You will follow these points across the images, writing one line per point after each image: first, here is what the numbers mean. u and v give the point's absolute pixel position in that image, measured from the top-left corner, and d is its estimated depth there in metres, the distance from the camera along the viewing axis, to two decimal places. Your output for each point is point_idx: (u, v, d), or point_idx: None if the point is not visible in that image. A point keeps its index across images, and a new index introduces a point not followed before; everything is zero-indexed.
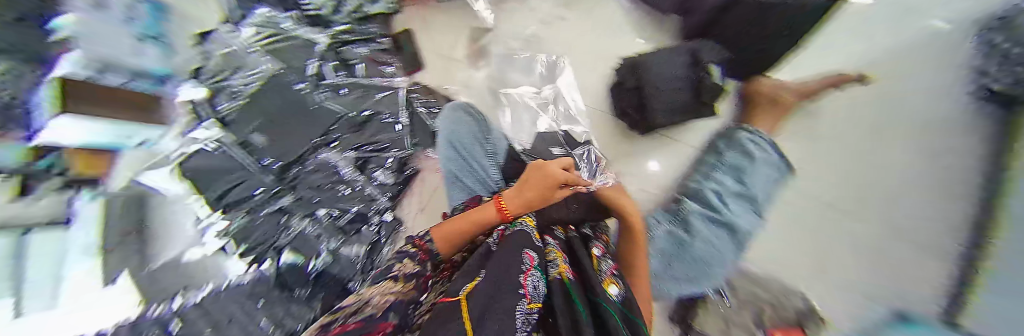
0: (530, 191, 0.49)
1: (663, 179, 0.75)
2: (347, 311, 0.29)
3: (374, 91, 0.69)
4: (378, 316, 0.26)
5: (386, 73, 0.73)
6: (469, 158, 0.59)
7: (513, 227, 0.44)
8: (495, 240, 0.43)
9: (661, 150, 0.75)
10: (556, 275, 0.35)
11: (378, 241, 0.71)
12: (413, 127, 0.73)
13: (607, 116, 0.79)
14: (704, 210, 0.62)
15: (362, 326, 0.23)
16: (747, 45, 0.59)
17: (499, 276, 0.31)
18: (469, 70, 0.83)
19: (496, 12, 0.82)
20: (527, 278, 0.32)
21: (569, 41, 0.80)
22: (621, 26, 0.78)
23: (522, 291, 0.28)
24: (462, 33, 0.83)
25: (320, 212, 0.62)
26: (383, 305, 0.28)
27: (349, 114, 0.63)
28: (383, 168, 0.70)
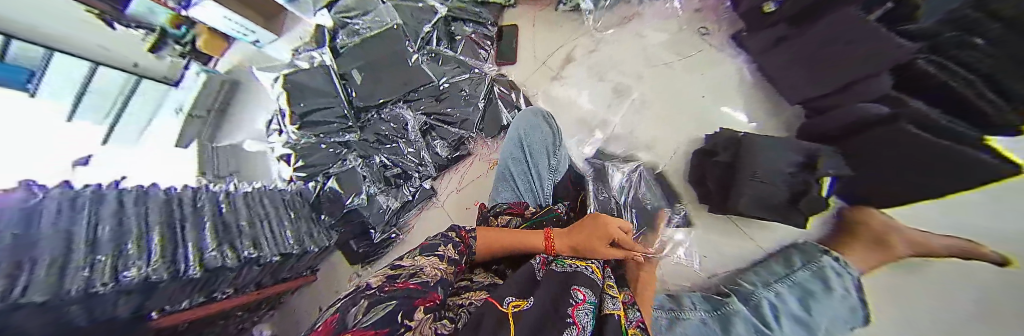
0: (580, 234, 0.42)
1: (714, 265, 0.64)
2: (405, 271, 0.30)
3: (465, 71, 0.70)
4: (428, 285, 0.26)
5: (480, 57, 0.74)
6: (529, 165, 0.56)
7: (558, 259, 0.36)
8: (539, 262, 0.35)
9: (726, 237, 0.65)
10: (611, 312, 0.29)
11: (411, 202, 0.71)
12: (485, 113, 0.71)
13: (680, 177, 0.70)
14: (752, 318, 0.47)
15: (418, 289, 0.25)
16: (889, 173, 0.48)
17: (545, 301, 0.25)
18: (554, 81, 0.80)
19: (604, 35, 0.79)
20: (576, 310, 0.25)
21: (668, 89, 0.74)
22: (734, 94, 0.70)
23: (570, 322, 0.23)
24: (563, 43, 0.82)
25: (375, 158, 0.65)
26: (433, 276, 0.28)
27: (436, 83, 0.65)
28: (443, 141, 0.70)
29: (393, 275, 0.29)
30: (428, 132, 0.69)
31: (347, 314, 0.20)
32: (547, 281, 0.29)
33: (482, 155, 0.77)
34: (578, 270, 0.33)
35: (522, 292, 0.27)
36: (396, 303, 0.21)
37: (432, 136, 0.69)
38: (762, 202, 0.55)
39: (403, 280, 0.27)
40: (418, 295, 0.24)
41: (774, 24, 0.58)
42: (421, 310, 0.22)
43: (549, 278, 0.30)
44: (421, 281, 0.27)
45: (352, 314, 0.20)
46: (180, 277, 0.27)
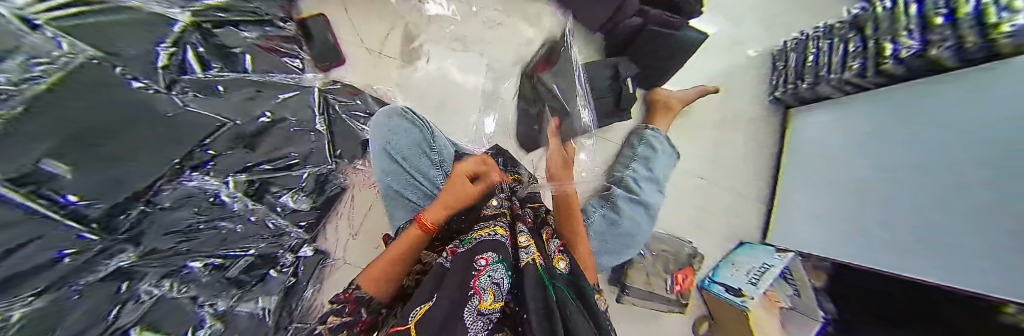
0: (452, 195, 0.47)
1: (599, 171, 0.77)
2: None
3: (273, 92, 0.48)
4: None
5: (291, 66, 0.58)
6: (409, 166, 0.52)
7: (469, 242, 0.42)
8: (448, 257, 0.41)
9: (599, 148, 0.79)
10: (530, 260, 0.39)
11: (295, 284, 0.57)
12: (335, 135, 0.60)
13: None
14: (628, 194, 0.64)
15: None
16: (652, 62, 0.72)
17: (456, 271, 0.36)
18: (404, 70, 0.82)
19: (424, 10, 0.83)
20: (480, 280, 0.34)
21: (500, 43, 0.84)
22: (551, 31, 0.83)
23: (475, 295, 0.32)
24: (390, 30, 0.83)
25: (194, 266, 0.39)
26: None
27: (238, 122, 0.37)
28: (297, 191, 0.55)
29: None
30: None
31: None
32: (455, 265, 0.37)
33: (360, 184, 0.78)
34: (491, 241, 0.41)
35: (432, 291, 0.34)
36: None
37: (275, 193, 0.49)
38: (602, 111, 0.70)
39: None
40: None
41: None
42: None
43: (455, 264, 0.38)
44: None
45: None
46: None
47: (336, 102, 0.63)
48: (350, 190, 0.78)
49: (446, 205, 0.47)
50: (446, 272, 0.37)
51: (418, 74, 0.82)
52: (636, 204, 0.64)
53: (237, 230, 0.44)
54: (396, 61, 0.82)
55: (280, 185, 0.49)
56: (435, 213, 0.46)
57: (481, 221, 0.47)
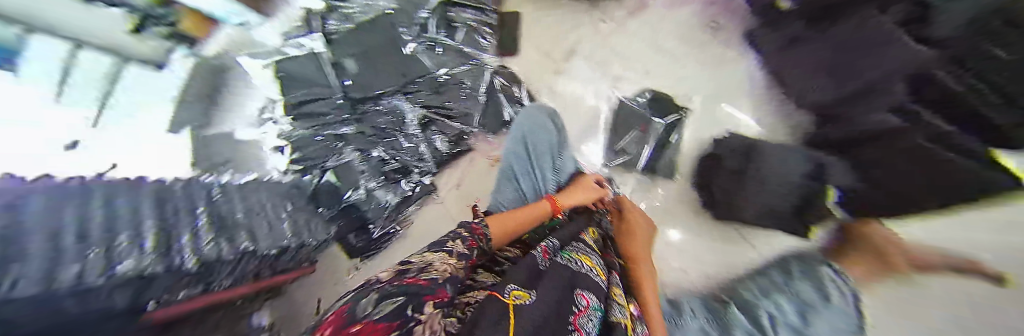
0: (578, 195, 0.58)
1: (711, 264, 0.75)
2: (414, 265, 0.32)
3: (460, 62, 0.80)
4: (437, 282, 0.29)
5: (481, 47, 0.85)
6: (534, 161, 0.58)
7: (566, 257, 0.41)
8: (541, 256, 0.40)
9: (731, 243, 0.74)
10: (619, 322, 0.34)
11: (410, 195, 0.84)
12: (487, 108, 0.80)
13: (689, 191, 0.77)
14: (746, 323, 0.56)
15: (426, 285, 0.28)
16: None
17: (556, 283, 0.33)
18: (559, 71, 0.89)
19: (610, 27, 0.87)
20: (578, 318, 0.30)
21: (663, 82, 0.81)
22: (736, 93, 0.76)
23: (573, 326, 0.28)
24: (567, 33, 0.90)
25: None
26: (444, 273, 0.31)
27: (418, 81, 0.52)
28: (443, 135, 0.81)
29: (402, 269, 0.31)
30: (429, 124, 0.80)
31: (358, 305, 0.24)
32: (556, 277, 0.35)
33: (482, 152, 0.87)
34: (589, 277, 0.39)
35: (529, 283, 0.33)
36: (403, 299, 0.25)
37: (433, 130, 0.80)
38: (768, 210, 0.58)
39: (411, 276, 0.29)
40: (427, 292, 0.27)
41: (787, 25, 0.59)
42: (431, 305, 0.25)
43: (556, 274, 0.35)
44: (430, 278, 0.29)
45: (363, 306, 0.23)
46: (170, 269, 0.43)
47: (500, 84, 0.81)
48: (474, 151, 0.87)
49: (570, 199, 0.57)
50: (543, 275, 0.35)
51: (570, 85, 0.88)
52: None
53: None
54: (557, 63, 0.89)
55: (437, 126, 0.79)
56: (568, 201, 0.56)
57: (574, 241, 0.48)
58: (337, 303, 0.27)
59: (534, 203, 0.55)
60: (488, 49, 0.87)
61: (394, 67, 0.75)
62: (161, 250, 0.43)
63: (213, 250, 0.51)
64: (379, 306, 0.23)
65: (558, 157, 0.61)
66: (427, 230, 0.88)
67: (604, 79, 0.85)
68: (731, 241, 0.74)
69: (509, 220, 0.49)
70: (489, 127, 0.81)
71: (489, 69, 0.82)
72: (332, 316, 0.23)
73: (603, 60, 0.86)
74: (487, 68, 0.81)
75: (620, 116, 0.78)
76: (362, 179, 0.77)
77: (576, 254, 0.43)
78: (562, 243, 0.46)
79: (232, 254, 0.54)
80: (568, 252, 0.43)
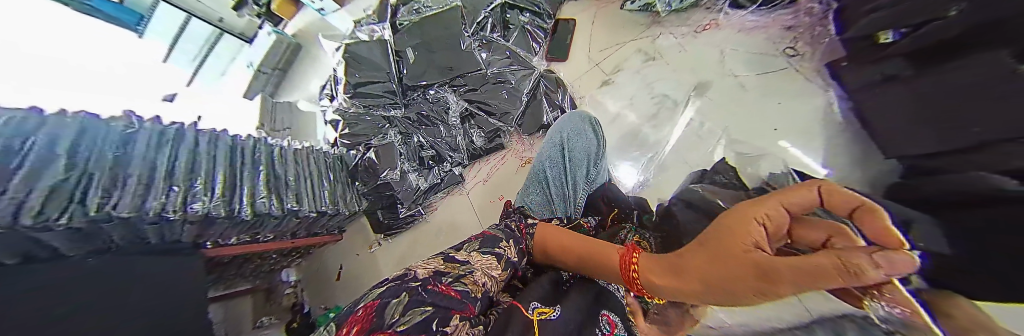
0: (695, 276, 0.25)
1: None
2: (453, 269, 0.32)
3: (511, 62, 0.81)
4: (468, 295, 0.28)
5: (533, 49, 0.86)
6: (569, 166, 0.57)
7: (589, 274, 0.39)
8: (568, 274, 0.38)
9: None
10: None
11: (439, 184, 0.86)
12: (527, 111, 0.81)
13: None
14: None
15: (457, 298, 0.27)
16: None
17: (580, 304, 0.31)
18: (606, 83, 0.87)
19: (668, 43, 0.84)
20: None
21: (720, 104, 0.76)
22: (810, 127, 0.68)
23: None
24: (620, 44, 0.88)
25: None
26: (479, 286, 0.31)
27: (455, 109, 0.81)
28: (480, 131, 0.83)
29: (439, 271, 0.32)
30: (469, 118, 0.82)
31: (387, 307, 0.24)
32: (579, 298, 0.32)
33: (515, 152, 0.87)
34: (614, 297, 0.35)
35: (553, 300, 0.31)
36: (430, 311, 0.24)
37: (472, 124, 0.82)
38: None
39: (447, 282, 0.29)
40: (455, 305, 0.26)
41: (884, 58, 0.52)
42: (456, 318, 0.25)
43: (581, 295, 0.33)
44: (462, 288, 0.29)
45: (391, 311, 0.24)
46: (234, 214, 0.48)
47: (546, 87, 0.81)
48: (507, 151, 0.87)
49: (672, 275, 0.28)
50: (565, 294, 0.33)
51: (616, 100, 0.86)
52: None
53: None
54: (605, 74, 0.88)
55: (477, 121, 0.82)
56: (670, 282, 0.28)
57: None
58: (372, 291, 0.29)
59: (602, 242, 0.40)
60: (538, 53, 0.87)
61: (447, 61, 0.78)
62: (228, 196, 0.49)
63: (267, 204, 0.54)
64: (404, 315, 0.23)
65: (594, 166, 0.58)
66: (449, 220, 0.89)
67: (654, 97, 0.82)
68: None
69: (554, 235, 0.43)
70: (526, 128, 0.81)
71: (536, 72, 0.81)
72: (360, 312, 0.25)
73: (655, 76, 0.83)
74: (536, 71, 0.81)
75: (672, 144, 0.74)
76: (399, 160, 0.82)
77: None
78: None
79: (280, 212, 0.56)
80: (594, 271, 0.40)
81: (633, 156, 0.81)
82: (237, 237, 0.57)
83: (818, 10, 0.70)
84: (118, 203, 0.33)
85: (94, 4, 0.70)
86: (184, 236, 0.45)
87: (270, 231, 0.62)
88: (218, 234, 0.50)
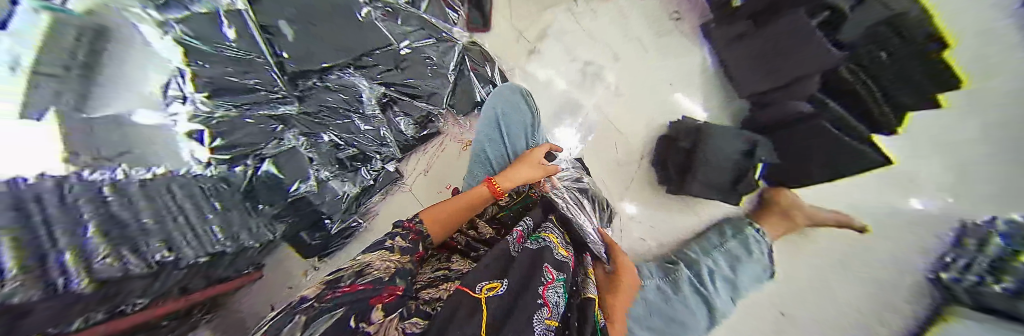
0: (524, 166, 0.53)
1: (661, 230, 0.83)
2: (350, 270, 0.32)
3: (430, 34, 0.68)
4: (381, 281, 0.29)
5: (448, 17, 0.75)
6: (507, 142, 0.58)
7: (536, 240, 0.40)
8: (515, 242, 0.38)
9: (675, 213, 0.82)
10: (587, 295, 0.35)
11: (371, 185, 0.76)
12: (456, 90, 0.75)
13: (648, 167, 0.83)
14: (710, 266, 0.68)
15: (370, 289, 0.27)
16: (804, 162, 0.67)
17: (521, 266, 0.33)
18: (531, 54, 0.85)
19: (589, 5, 0.83)
20: (546, 291, 0.31)
21: (632, 67, 0.83)
22: (693, 76, 0.81)
23: (541, 302, 0.29)
24: (539, 9, 0.85)
25: (293, 134, 0.58)
26: (387, 271, 0.31)
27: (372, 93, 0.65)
28: (405, 116, 0.73)
29: (336, 280, 0.31)
30: (389, 105, 0.70)
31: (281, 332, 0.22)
32: (523, 260, 0.35)
33: (453, 135, 0.85)
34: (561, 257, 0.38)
35: (498, 271, 0.32)
36: (343, 311, 0.24)
37: (393, 111, 0.71)
38: (710, 185, 0.70)
39: (349, 284, 0.29)
40: (374, 294, 0.27)
41: (734, 22, 0.69)
42: (379, 308, 0.25)
43: (520, 255, 0.36)
44: (370, 280, 0.29)
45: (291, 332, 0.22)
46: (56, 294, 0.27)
47: (469, 63, 0.76)
48: (443, 137, 0.84)
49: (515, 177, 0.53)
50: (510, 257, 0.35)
51: (544, 69, 0.85)
52: (726, 283, 0.66)
53: (347, 125, 0.65)
54: (528, 42, 0.84)
55: (399, 108, 0.71)
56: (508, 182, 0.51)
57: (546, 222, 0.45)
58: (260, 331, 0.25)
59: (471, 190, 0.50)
60: (456, 22, 0.78)
61: (330, 36, 0.50)
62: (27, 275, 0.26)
63: (112, 268, 0.33)
64: (313, 325, 0.22)
65: None
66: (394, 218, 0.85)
67: (576, 65, 0.84)
68: (683, 211, 0.82)
69: (438, 214, 0.46)
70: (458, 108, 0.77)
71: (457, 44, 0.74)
72: None
73: (576, 34, 0.84)
74: (457, 44, 0.72)
75: (607, 114, 0.83)
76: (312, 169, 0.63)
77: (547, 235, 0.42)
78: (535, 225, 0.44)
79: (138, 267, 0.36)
80: (538, 236, 0.41)
81: (565, 123, 0.84)
82: (98, 314, 0.34)
83: None
84: None
85: None
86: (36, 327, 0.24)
87: (143, 293, 0.41)
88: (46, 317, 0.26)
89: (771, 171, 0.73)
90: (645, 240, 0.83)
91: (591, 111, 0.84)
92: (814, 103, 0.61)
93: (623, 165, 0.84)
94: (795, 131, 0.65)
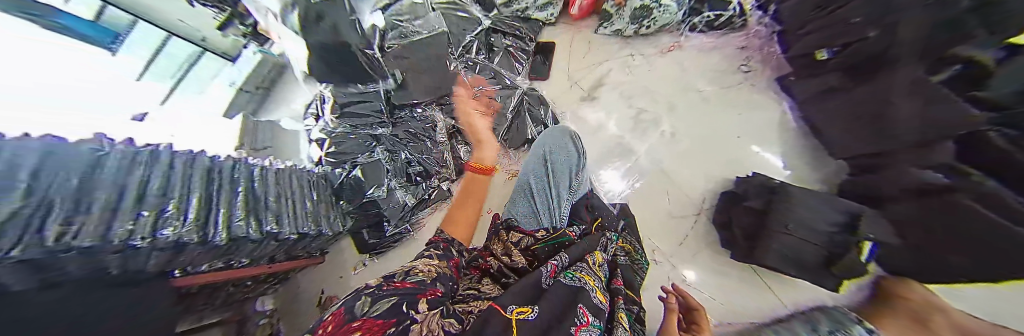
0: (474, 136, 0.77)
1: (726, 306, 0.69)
2: (399, 271, 0.34)
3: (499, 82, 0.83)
4: (423, 283, 0.32)
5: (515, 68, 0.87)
6: (551, 178, 0.61)
7: (569, 276, 0.37)
8: (548, 273, 0.37)
9: (745, 286, 0.69)
10: None
11: (426, 200, 0.83)
12: (512, 126, 0.82)
13: (707, 225, 0.74)
14: None
15: (414, 287, 0.30)
16: (952, 255, 0.50)
17: (559, 301, 0.31)
18: (587, 101, 0.89)
19: (647, 61, 0.87)
20: (579, 331, 0.29)
21: (692, 120, 0.80)
22: (767, 135, 0.75)
23: None
24: (598, 63, 0.91)
25: (377, 150, 0.75)
26: (429, 275, 0.34)
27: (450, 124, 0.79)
28: (467, 146, 0.82)
29: (387, 275, 0.33)
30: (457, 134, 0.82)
31: (353, 307, 0.26)
32: (554, 291, 0.33)
33: (502, 166, 0.88)
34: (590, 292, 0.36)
35: (528, 297, 0.32)
36: (396, 299, 0.27)
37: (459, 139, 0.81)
38: (793, 261, 0.58)
39: (400, 281, 0.31)
40: (417, 292, 0.29)
41: (823, 73, 0.64)
42: (423, 302, 0.28)
43: (555, 289, 0.34)
44: (417, 280, 0.32)
45: (357, 306, 0.26)
46: (206, 241, 0.37)
47: (528, 104, 0.83)
48: (494, 165, 0.89)
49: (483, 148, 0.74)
50: (539, 287, 0.34)
51: (595, 114, 0.87)
52: None
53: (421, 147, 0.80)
54: (584, 91, 0.90)
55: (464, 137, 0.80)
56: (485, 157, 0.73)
57: (580, 261, 0.43)
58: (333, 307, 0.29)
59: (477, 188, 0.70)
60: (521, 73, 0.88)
61: (433, 82, 0.75)
62: (202, 219, 0.38)
63: (245, 227, 0.45)
64: (371, 306, 0.26)
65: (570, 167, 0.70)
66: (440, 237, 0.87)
67: (629, 111, 0.85)
68: (756, 286, 0.68)
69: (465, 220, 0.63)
70: (511, 142, 0.83)
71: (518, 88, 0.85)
72: (328, 317, 0.26)
73: (632, 86, 0.87)
74: (519, 89, 0.83)
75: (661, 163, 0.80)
76: (385, 178, 0.75)
77: (583, 275, 0.39)
78: (567, 261, 0.42)
79: (259, 235, 0.46)
80: (570, 271, 0.39)
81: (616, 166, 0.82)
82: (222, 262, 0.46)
83: (762, 33, 0.79)
84: (79, 223, 0.23)
85: (67, 23, 0.37)
86: (149, 267, 0.31)
87: (247, 255, 0.51)
88: (189, 259, 0.38)
89: (889, 256, 0.58)
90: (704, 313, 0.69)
91: (644, 158, 0.81)
92: (953, 175, 0.48)
93: (678, 221, 0.76)
94: (926, 206, 0.50)
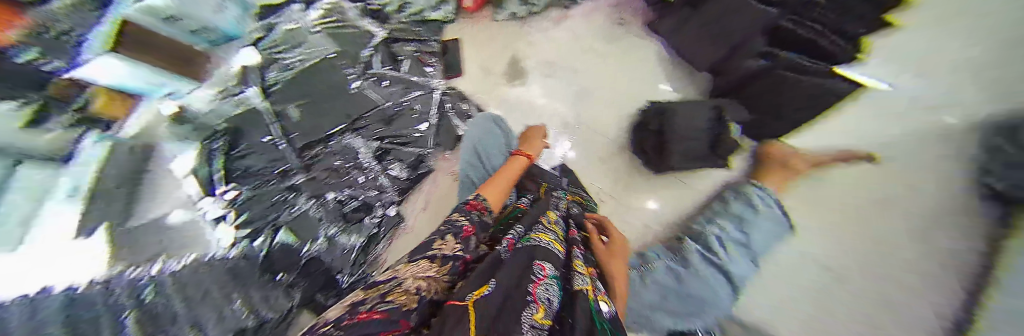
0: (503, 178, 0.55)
1: (666, 216, 0.81)
2: (373, 293, 0.23)
3: (413, 90, 0.81)
4: (398, 312, 0.20)
5: (426, 73, 0.86)
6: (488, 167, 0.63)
7: (527, 241, 0.39)
8: (506, 249, 0.38)
9: (674, 193, 0.82)
10: (581, 289, 0.33)
11: (377, 234, 0.78)
12: (439, 128, 0.82)
13: (631, 157, 0.85)
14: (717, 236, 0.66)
15: (387, 317, 0.18)
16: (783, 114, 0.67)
17: (512, 269, 0.32)
18: (505, 84, 0.93)
19: (545, 34, 0.94)
20: (537, 288, 0.29)
21: (595, 74, 0.90)
22: (653, 69, 0.88)
23: (531, 300, 0.27)
24: (504, 48, 0.95)
25: (327, 195, 0.70)
26: (410, 299, 0.22)
27: (372, 146, 0.74)
28: (400, 162, 0.78)
29: (351, 305, 0.21)
30: (384, 156, 0.75)
31: None
32: (510, 263, 0.33)
33: (444, 170, 0.87)
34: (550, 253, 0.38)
35: (486, 277, 0.31)
36: None
37: (388, 159, 0.76)
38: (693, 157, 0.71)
39: (366, 310, 0.19)
40: (386, 325, 0.16)
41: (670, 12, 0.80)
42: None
43: (513, 260, 0.34)
44: (390, 308, 0.20)
45: None
46: None
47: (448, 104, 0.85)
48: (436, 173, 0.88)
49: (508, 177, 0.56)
50: (501, 263, 0.34)
51: (516, 94, 0.92)
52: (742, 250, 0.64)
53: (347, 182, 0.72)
54: (500, 75, 0.94)
55: (393, 156, 0.76)
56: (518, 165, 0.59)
57: (537, 224, 0.45)
58: None
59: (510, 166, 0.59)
60: (433, 75, 0.87)
61: (337, 108, 0.69)
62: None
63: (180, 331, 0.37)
64: None
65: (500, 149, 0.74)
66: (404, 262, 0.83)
67: (544, 83, 0.91)
68: (683, 190, 0.81)
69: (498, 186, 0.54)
70: (444, 145, 0.83)
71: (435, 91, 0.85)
72: None
73: (540, 60, 0.93)
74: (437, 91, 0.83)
75: (583, 118, 0.88)
76: (321, 226, 0.69)
77: (538, 235, 0.41)
78: (524, 229, 0.43)
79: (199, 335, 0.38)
80: (529, 237, 0.41)
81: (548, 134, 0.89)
82: None
83: None
84: None
85: None
86: None
87: None
88: None
89: (752, 130, 0.74)
90: (650, 227, 0.81)
91: (568, 118, 0.89)
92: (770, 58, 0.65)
93: (611, 161, 0.86)
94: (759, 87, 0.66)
